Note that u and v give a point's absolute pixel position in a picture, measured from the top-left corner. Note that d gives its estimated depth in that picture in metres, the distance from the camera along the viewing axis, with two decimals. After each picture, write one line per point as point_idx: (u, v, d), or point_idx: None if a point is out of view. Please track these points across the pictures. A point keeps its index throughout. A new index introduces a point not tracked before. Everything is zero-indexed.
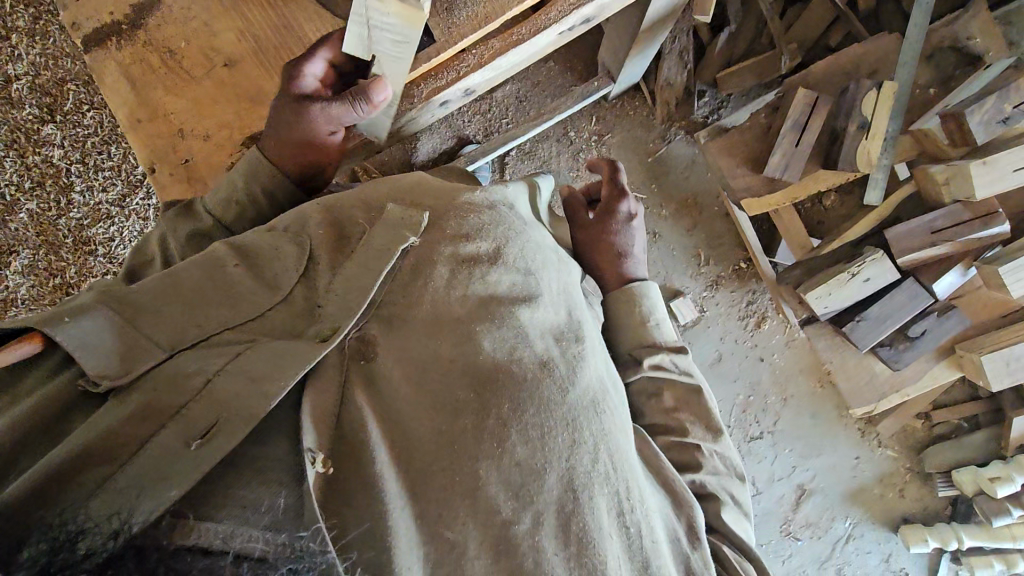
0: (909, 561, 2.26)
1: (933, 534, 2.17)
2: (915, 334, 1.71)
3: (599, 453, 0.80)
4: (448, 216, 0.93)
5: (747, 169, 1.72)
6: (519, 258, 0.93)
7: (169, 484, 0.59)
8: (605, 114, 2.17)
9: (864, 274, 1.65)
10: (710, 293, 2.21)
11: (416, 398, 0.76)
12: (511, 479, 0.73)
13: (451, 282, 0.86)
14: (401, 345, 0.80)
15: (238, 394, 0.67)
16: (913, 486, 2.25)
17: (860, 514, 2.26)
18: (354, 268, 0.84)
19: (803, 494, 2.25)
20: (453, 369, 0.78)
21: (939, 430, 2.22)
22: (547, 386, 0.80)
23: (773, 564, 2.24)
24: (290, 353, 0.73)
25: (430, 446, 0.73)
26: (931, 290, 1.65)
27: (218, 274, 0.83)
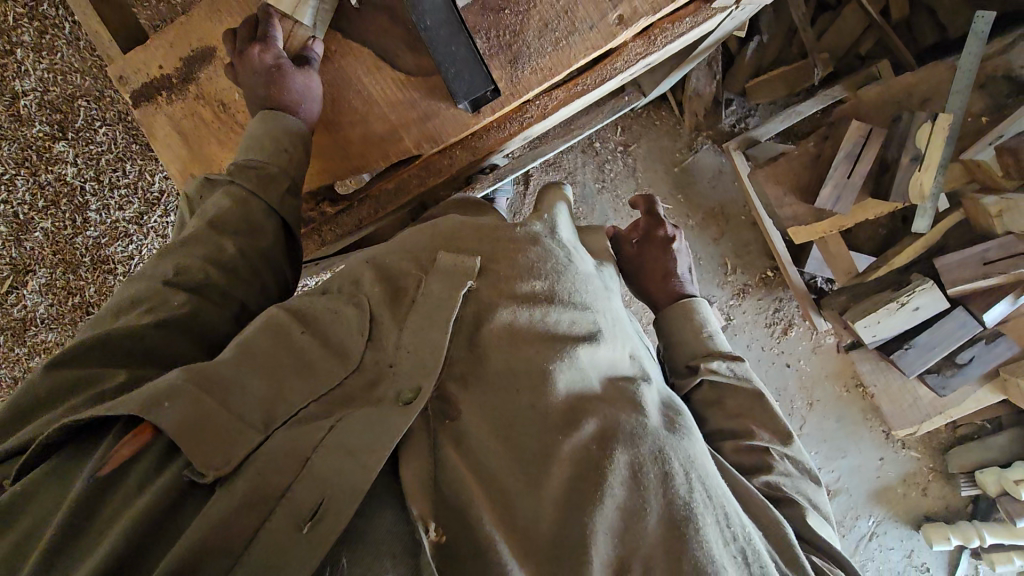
0: (930, 556, 2.34)
1: (955, 531, 2.23)
2: (962, 360, 1.75)
3: (693, 483, 0.78)
4: (500, 257, 0.88)
5: (796, 197, 1.74)
6: (572, 290, 0.89)
7: (292, 574, 0.62)
8: (631, 124, 2.15)
9: (914, 303, 1.67)
10: (737, 301, 2.22)
11: (500, 453, 0.75)
12: (615, 525, 0.73)
13: (516, 324, 0.82)
14: (481, 402, 0.78)
15: (338, 476, 0.67)
16: (936, 485, 2.31)
17: (883, 512, 2.32)
18: (423, 321, 0.80)
19: (828, 495, 2.30)
20: (534, 420, 0.76)
21: (962, 431, 2.28)
22: (626, 419, 0.79)
23: None
24: (381, 425, 0.71)
25: (531, 503, 0.73)
26: (982, 320, 1.66)
27: (289, 345, 0.77)
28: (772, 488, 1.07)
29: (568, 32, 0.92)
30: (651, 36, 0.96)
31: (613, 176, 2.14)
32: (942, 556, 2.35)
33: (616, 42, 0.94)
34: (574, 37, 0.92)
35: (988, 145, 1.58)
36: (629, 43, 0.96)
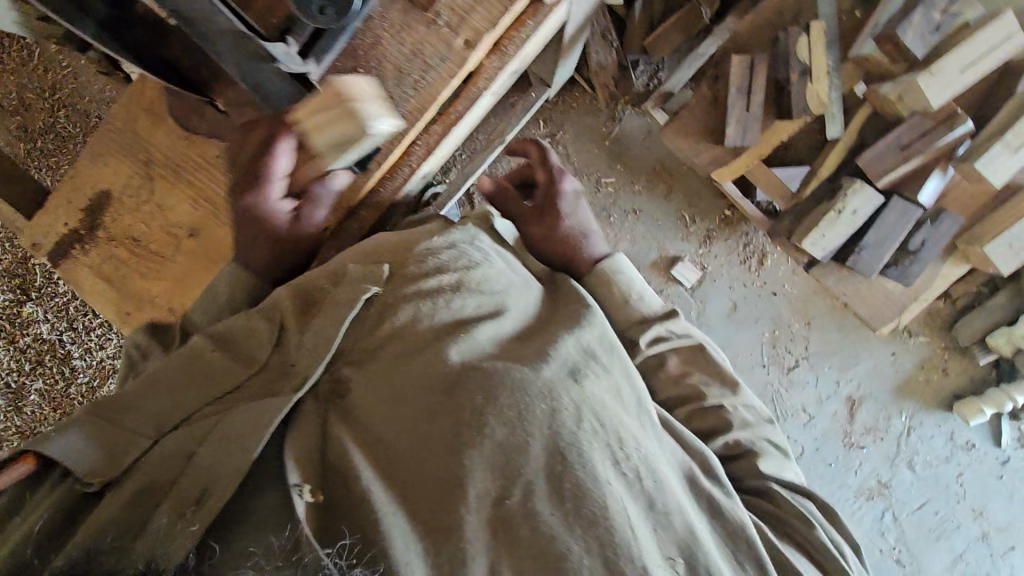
0: (971, 432, 2.39)
1: (986, 401, 2.26)
2: (916, 246, 1.74)
3: (581, 414, 0.92)
4: (400, 258, 1.07)
5: (709, 142, 1.76)
6: (480, 280, 1.08)
7: (175, 543, 0.76)
8: (551, 114, 2.21)
9: (850, 207, 1.68)
10: (706, 249, 2.27)
11: (409, 417, 0.90)
12: (495, 459, 0.86)
13: (416, 311, 1.00)
14: (384, 376, 0.95)
15: (218, 460, 0.83)
16: (954, 362, 2.33)
17: (914, 405, 2.37)
18: (314, 326, 0.96)
19: (854, 404, 2.37)
20: (418, 383, 0.92)
21: (963, 303, 2.28)
22: (511, 368, 0.94)
23: (847, 478, 2.41)
24: (263, 410, 0.88)
25: (414, 451, 0.88)
26: (919, 202, 1.67)
27: (201, 366, 0.95)
28: (729, 447, 1.18)
29: (422, 72, 0.95)
30: (502, 48, 0.99)
31: None
32: (984, 430, 2.40)
33: (471, 64, 0.97)
34: (430, 73, 0.95)
35: (870, 38, 1.61)
36: (485, 61, 0.99)
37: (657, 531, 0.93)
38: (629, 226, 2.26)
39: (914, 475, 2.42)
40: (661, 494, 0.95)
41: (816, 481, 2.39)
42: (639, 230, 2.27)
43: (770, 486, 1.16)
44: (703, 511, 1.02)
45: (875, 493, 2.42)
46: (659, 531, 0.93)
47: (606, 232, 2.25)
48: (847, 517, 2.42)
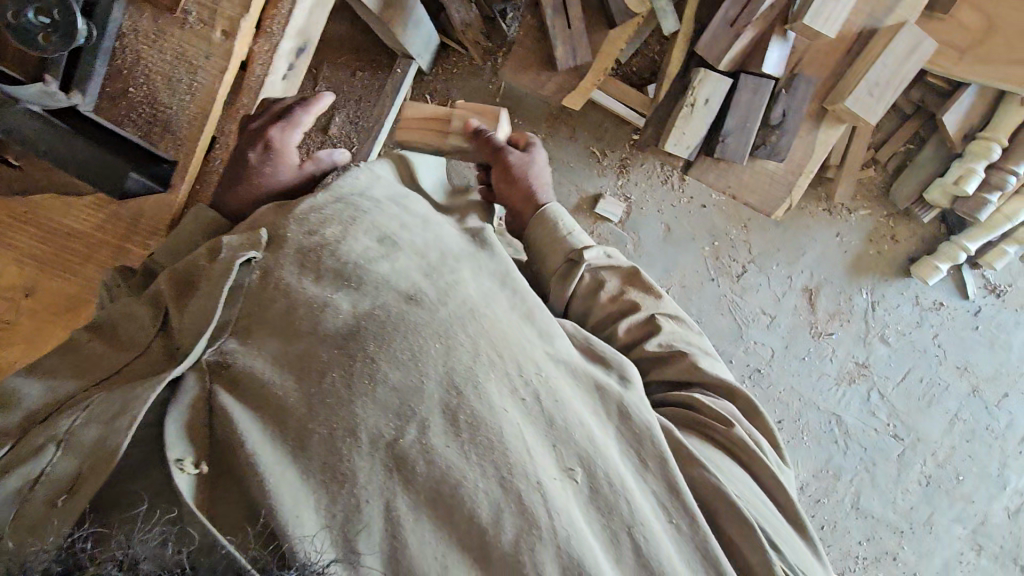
0: (937, 291, 2.36)
1: (939, 257, 2.23)
2: (778, 119, 1.42)
3: (480, 345, 0.81)
4: (285, 217, 0.91)
5: (548, 72, 1.61)
6: (375, 221, 0.92)
7: (43, 533, 0.62)
8: (435, 86, 2.15)
9: (700, 97, 1.43)
10: (625, 179, 2.23)
11: (303, 386, 0.76)
12: (389, 404, 0.75)
13: (300, 278, 0.84)
14: (280, 351, 0.79)
15: (97, 441, 0.68)
16: (901, 227, 2.28)
17: (872, 280, 2.34)
18: (201, 291, 0.82)
19: (812, 294, 2.34)
20: (311, 340, 0.79)
21: (894, 167, 2.23)
22: (402, 306, 0.82)
23: (824, 367, 2.39)
24: (136, 390, 0.73)
25: (303, 413, 0.74)
26: (766, 74, 1.38)
27: (90, 361, 0.83)
28: (663, 346, 1.11)
29: None
30: None
31: None
32: (948, 286, 2.36)
33: None
34: None
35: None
36: None
37: (559, 446, 0.80)
38: None
39: (890, 348, 2.40)
40: (576, 415, 0.83)
41: (794, 379, 2.38)
42: (554, 178, 2.24)
43: (692, 395, 1.08)
44: (606, 416, 0.87)
45: (856, 376, 2.40)
46: (560, 447, 0.80)
47: None
48: (833, 406, 2.41)
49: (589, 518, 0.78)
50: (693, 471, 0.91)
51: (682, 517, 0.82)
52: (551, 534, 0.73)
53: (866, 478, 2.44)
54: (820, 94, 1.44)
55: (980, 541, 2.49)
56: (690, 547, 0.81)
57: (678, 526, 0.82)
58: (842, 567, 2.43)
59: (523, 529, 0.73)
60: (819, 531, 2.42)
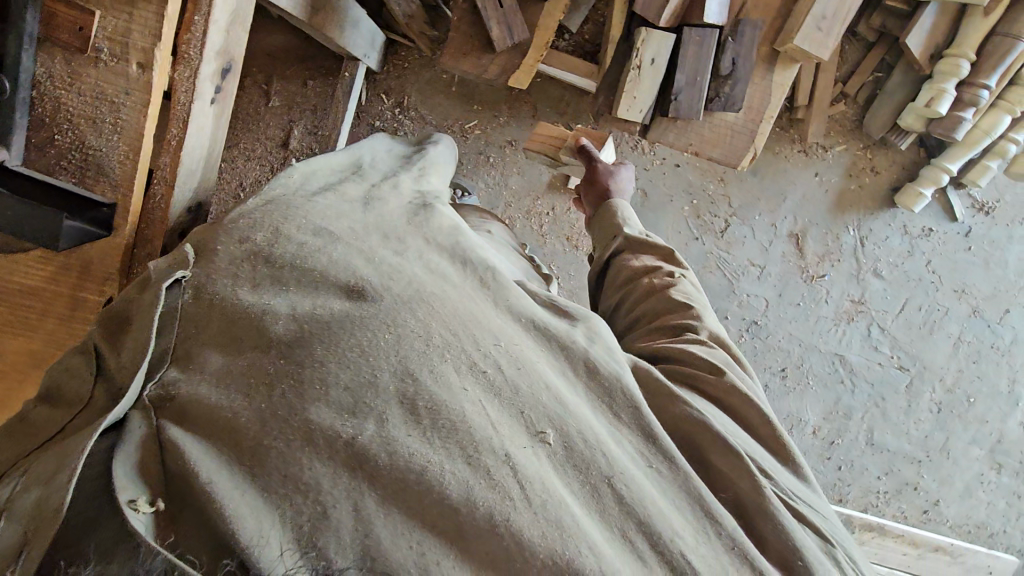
0: (924, 217, 2.33)
1: (922, 183, 2.19)
2: (727, 68, 1.39)
3: (429, 331, 0.81)
4: (219, 235, 0.89)
5: (489, 55, 1.59)
6: (307, 221, 0.91)
7: None
8: (389, 84, 2.13)
9: (645, 57, 1.40)
10: None
11: (250, 399, 0.76)
12: (342, 403, 0.75)
13: (238, 291, 0.84)
14: (224, 368, 0.79)
15: (41, 495, 0.66)
16: (879, 158, 2.25)
17: (857, 216, 2.31)
18: (137, 324, 0.82)
19: (799, 238, 2.32)
20: (259, 352, 0.79)
21: (862, 98, 2.19)
22: (341, 306, 0.82)
23: (820, 310, 2.37)
24: (77, 439, 0.71)
25: (256, 426, 0.74)
26: (710, 24, 1.34)
27: (32, 431, 0.80)
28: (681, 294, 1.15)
29: None
30: None
31: (411, 136, 2.15)
32: (934, 209, 2.33)
33: None
34: None
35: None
36: None
37: (526, 415, 0.80)
38: (511, 159, 2.20)
39: (884, 281, 2.37)
40: (538, 381, 0.83)
41: (791, 326, 2.37)
42: (523, 159, 2.20)
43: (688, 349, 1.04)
44: (574, 375, 0.88)
45: (854, 314, 2.38)
46: (527, 416, 0.80)
47: (493, 175, 2.20)
48: (834, 347, 2.40)
49: (565, 479, 0.78)
50: (669, 407, 0.93)
51: (657, 459, 0.85)
52: (529, 503, 0.73)
53: (878, 414, 2.44)
54: (769, 37, 1.40)
55: (998, 459, 2.49)
56: (670, 485, 0.83)
57: (655, 467, 0.84)
58: (865, 504, 2.45)
59: (496, 499, 0.72)
60: (837, 472, 2.43)
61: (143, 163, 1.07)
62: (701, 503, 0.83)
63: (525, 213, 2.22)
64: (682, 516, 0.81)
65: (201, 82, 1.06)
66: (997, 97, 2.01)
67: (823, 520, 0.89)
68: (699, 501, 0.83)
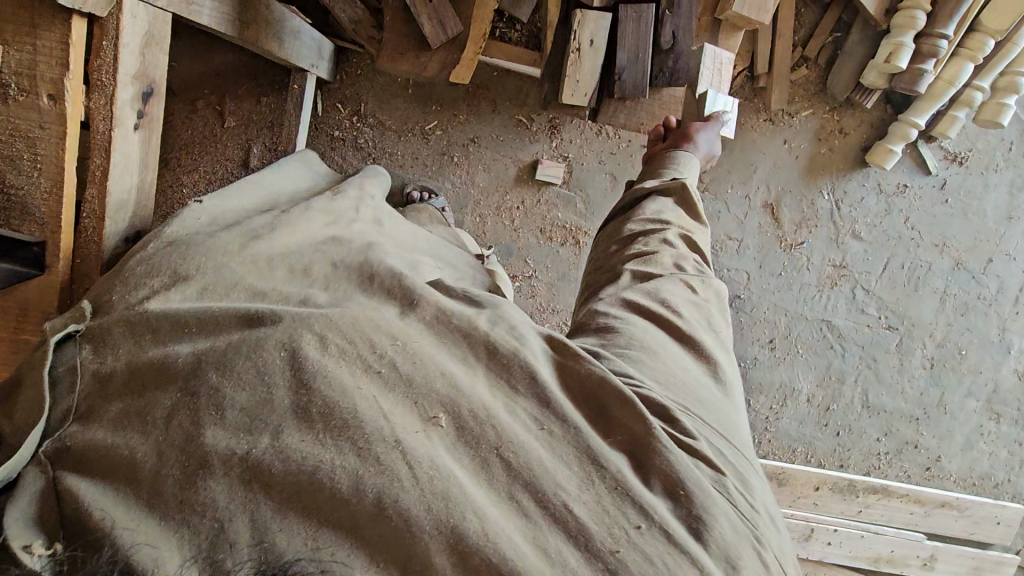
0: (898, 174, 2.31)
1: (892, 140, 2.16)
2: (668, 42, 1.33)
3: (321, 337, 0.79)
4: (119, 282, 0.92)
5: (434, 54, 1.56)
6: (203, 258, 0.93)
7: None
8: (344, 92, 2.10)
9: (584, 39, 1.36)
10: (558, 139, 2.18)
11: (143, 435, 0.75)
12: (236, 421, 0.74)
13: (138, 341, 0.84)
14: (121, 411, 0.79)
15: None
16: (846, 119, 2.23)
17: (830, 180, 2.28)
18: (32, 386, 0.84)
19: (773, 208, 2.29)
20: (155, 389, 0.79)
21: (823, 60, 2.16)
22: (233, 332, 0.82)
23: (803, 278, 2.35)
24: None
25: (152, 460, 0.73)
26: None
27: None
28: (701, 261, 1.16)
29: None
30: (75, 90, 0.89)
31: (372, 143, 2.13)
32: (908, 165, 2.31)
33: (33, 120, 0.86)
34: None
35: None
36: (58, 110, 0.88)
37: (420, 403, 0.78)
38: (474, 157, 2.17)
39: (865, 242, 2.35)
40: (440, 370, 0.81)
41: (774, 297, 2.35)
42: (488, 156, 2.18)
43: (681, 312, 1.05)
44: (477, 361, 0.85)
45: (837, 279, 2.36)
46: (423, 403, 0.78)
47: (458, 175, 2.17)
48: (820, 313, 2.38)
49: (460, 460, 0.75)
50: (574, 367, 0.87)
51: (551, 420, 0.81)
52: (415, 481, 0.71)
53: (871, 375, 2.42)
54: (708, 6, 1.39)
55: (996, 409, 2.47)
56: (570, 451, 0.79)
57: (550, 429, 0.81)
58: (867, 467, 2.44)
59: (386, 484, 0.70)
60: (835, 438, 2.42)
61: (70, 192, 1.04)
62: (589, 452, 0.80)
63: (496, 209, 2.20)
64: (569, 471, 0.77)
65: (119, 107, 1.05)
66: (958, 46, 1.98)
67: (728, 465, 0.86)
68: (591, 454, 0.79)
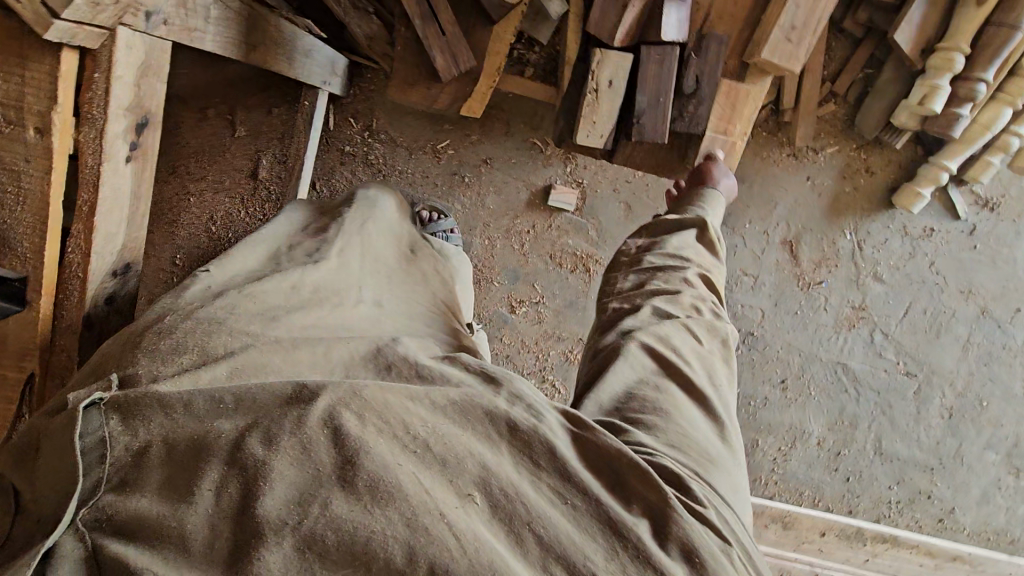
0: (925, 217, 2.22)
1: (921, 182, 2.08)
2: (691, 87, 1.29)
3: (358, 414, 0.73)
4: (154, 345, 0.83)
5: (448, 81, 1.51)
6: (211, 327, 0.87)
7: None
8: (356, 107, 2.06)
9: (603, 79, 1.30)
10: (573, 165, 2.12)
11: (184, 509, 0.66)
12: (289, 492, 0.67)
13: (168, 415, 0.73)
14: (165, 479, 0.69)
15: None
16: (873, 158, 2.15)
17: (853, 218, 2.20)
18: (48, 459, 0.70)
19: (792, 244, 2.21)
20: (191, 459, 0.70)
21: (852, 96, 2.08)
22: (268, 402, 0.74)
23: (819, 318, 2.27)
24: None
25: (203, 531, 0.65)
26: (671, 40, 1.24)
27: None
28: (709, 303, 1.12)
29: None
30: None
31: (382, 160, 2.09)
32: (935, 208, 2.22)
33: None
34: None
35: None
36: None
37: (453, 479, 0.71)
38: (486, 178, 2.12)
39: (886, 285, 2.26)
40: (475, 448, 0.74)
41: (788, 335, 2.26)
42: (499, 178, 2.12)
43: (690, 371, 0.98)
44: (499, 441, 0.77)
45: (855, 320, 2.27)
46: (456, 481, 0.71)
47: (468, 196, 2.13)
48: (836, 355, 2.29)
49: (500, 539, 0.68)
50: (589, 440, 0.79)
51: (574, 491, 0.74)
52: (463, 550, 0.65)
53: (886, 421, 2.33)
54: (735, 50, 1.33)
55: (1017, 464, 2.36)
56: (595, 523, 0.72)
57: (573, 502, 0.73)
58: (877, 515, 2.34)
59: (433, 563, 0.63)
60: (845, 484, 2.33)
61: (55, 226, 1.01)
62: (611, 522, 0.72)
63: (504, 231, 2.14)
64: (595, 543, 0.71)
65: (111, 142, 1.02)
66: (996, 90, 1.89)
67: (740, 530, 0.79)
68: (615, 531, 0.72)
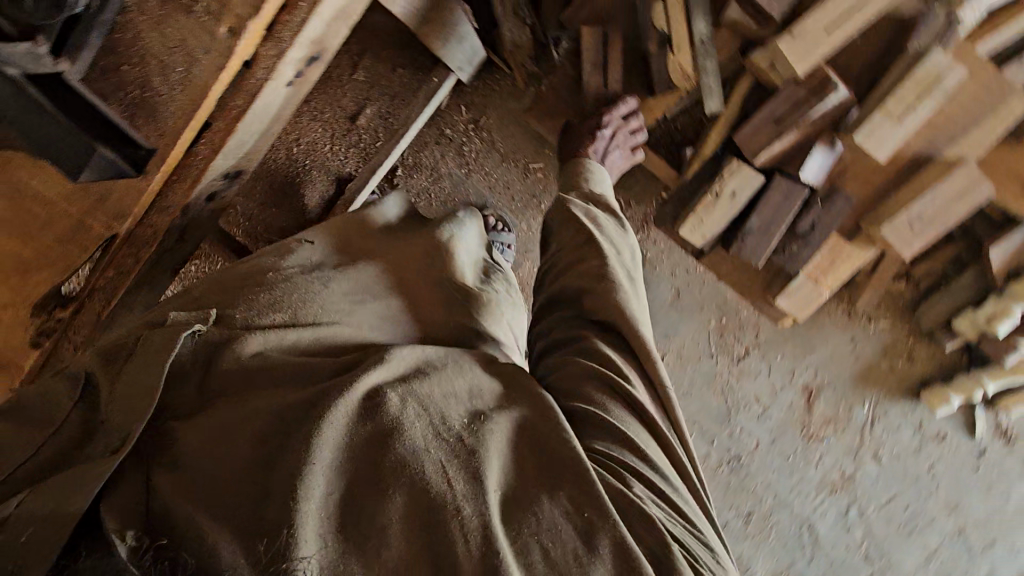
0: (943, 423, 2.22)
1: (953, 389, 2.10)
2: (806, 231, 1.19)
3: (408, 398, 0.74)
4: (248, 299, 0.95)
5: None
6: (304, 300, 0.97)
7: None
8: (472, 98, 2.09)
9: (727, 186, 1.18)
10: (644, 235, 2.13)
11: (232, 455, 0.70)
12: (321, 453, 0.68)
13: (244, 365, 0.82)
14: (222, 417, 0.75)
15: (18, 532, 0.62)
16: (919, 346, 2.16)
17: (877, 393, 2.21)
18: (132, 370, 0.77)
19: (811, 393, 2.22)
20: (252, 403, 0.76)
21: (926, 285, 2.10)
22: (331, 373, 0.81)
23: (807, 472, 2.27)
24: (68, 483, 0.66)
25: (239, 471, 0.69)
26: (805, 183, 1.15)
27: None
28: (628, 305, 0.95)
29: None
30: None
31: (474, 155, 2.13)
32: (956, 417, 2.22)
33: None
34: None
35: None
36: None
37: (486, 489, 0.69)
38: None
39: (881, 467, 2.27)
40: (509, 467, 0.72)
41: (772, 475, 2.27)
42: None
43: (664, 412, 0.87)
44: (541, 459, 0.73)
45: (839, 488, 2.27)
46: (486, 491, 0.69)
47: (538, 221, 2.15)
48: (807, 512, 2.29)
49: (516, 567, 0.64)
50: (622, 494, 0.72)
51: (603, 541, 0.66)
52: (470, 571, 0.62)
53: None
54: None
55: None
56: None
57: (601, 555, 0.65)
58: None
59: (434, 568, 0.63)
60: None
61: (199, 119, 1.07)
62: None
63: None
64: None
65: (284, 65, 1.05)
66: None
67: None
68: (626, 564, 0.65)
